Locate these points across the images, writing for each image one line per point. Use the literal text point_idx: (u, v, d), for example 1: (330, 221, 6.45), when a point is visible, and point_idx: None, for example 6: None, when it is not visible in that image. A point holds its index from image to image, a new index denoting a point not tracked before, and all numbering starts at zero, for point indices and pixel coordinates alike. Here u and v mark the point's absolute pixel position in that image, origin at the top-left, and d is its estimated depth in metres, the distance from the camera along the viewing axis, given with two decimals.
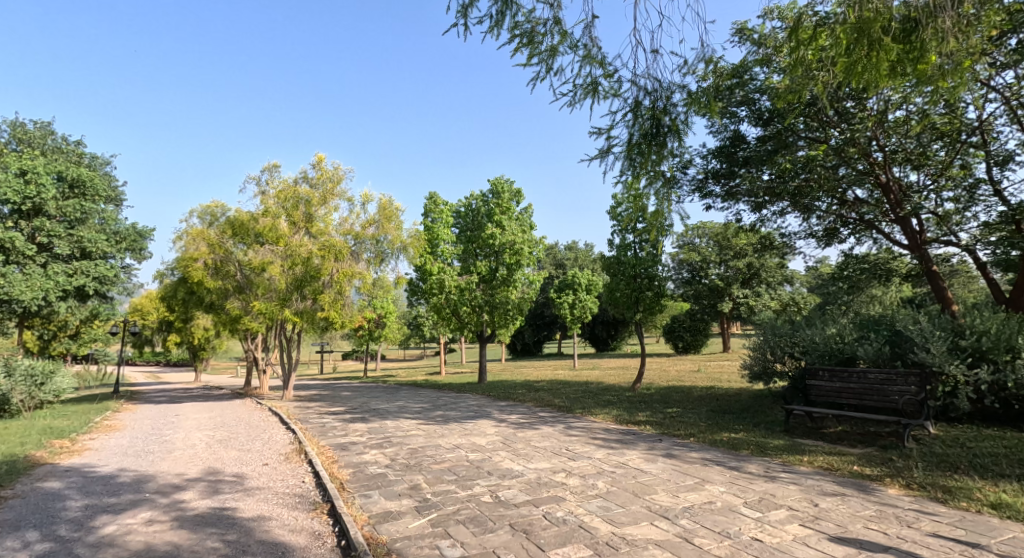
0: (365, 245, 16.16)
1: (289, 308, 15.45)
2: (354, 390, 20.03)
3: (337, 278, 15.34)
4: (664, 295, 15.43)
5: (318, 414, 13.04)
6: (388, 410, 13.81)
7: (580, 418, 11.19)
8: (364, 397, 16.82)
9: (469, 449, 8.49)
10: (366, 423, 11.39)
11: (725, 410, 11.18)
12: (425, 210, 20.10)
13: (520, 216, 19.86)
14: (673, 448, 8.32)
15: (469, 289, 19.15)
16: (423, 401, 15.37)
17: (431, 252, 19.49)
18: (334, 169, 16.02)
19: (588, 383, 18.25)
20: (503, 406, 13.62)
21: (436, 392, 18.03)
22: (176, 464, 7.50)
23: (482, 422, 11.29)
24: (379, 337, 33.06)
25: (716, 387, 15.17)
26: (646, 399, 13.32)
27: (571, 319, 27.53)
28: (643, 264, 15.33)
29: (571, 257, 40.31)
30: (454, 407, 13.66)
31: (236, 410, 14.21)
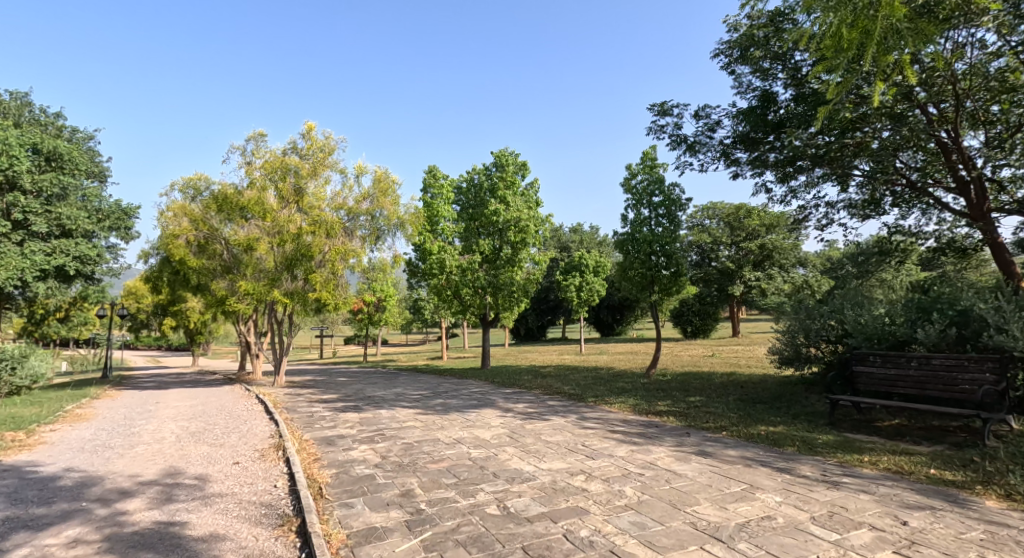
0: (360, 220, 15.04)
1: (278, 288, 14.41)
2: (351, 376, 19.02)
3: (330, 256, 14.27)
4: (682, 274, 14.36)
5: (308, 402, 12.04)
6: (384, 398, 12.81)
7: (593, 408, 10.15)
8: (361, 384, 15.82)
9: (472, 445, 7.45)
10: (358, 413, 10.39)
11: (754, 399, 10.11)
12: (425, 185, 18.90)
13: (525, 191, 18.72)
14: (705, 444, 7.27)
15: (472, 270, 18.05)
16: (422, 388, 14.38)
17: (430, 231, 18.42)
18: (325, 139, 14.86)
19: (598, 369, 17.23)
20: (508, 394, 12.60)
21: (437, 378, 17.04)
22: (133, 463, 6.47)
23: (486, 412, 10.26)
24: (379, 320, 32.09)
25: (738, 374, 14.11)
26: (665, 387, 12.27)
27: (577, 302, 26.44)
28: (661, 240, 14.22)
29: (576, 240, 39.13)
30: (456, 396, 12.63)
31: (222, 398, 13.22)
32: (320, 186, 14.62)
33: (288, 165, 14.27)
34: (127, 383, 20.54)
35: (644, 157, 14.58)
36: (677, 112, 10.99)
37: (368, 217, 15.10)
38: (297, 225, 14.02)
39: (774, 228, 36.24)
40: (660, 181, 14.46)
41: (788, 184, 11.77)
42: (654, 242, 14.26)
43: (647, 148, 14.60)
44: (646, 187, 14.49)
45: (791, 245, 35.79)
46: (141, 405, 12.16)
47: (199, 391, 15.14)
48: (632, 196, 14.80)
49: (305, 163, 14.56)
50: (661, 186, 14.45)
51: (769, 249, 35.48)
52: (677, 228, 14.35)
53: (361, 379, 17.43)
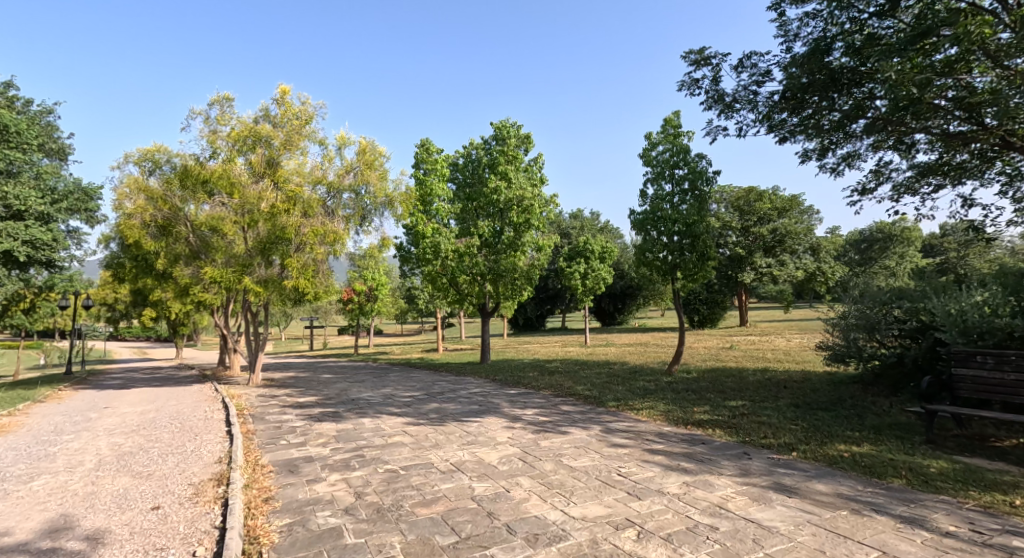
0: (342, 195, 13.21)
1: (249, 276, 12.61)
2: (338, 372, 17.33)
3: (306, 239, 12.42)
4: (708, 259, 12.64)
5: (280, 407, 10.31)
6: (371, 401, 11.12)
7: (619, 417, 8.48)
8: (347, 383, 14.12)
9: (475, 475, 5.75)
10: (336, 423, 8.68)
11: (812, 405, 8.48)
12: (416, 161, 16.96)
13: (529, 167, 16.91)
14: (779, 473, 5.58)
15: (469, 254, 16.17)
16: (414, 387, 12.70)
17: (423, 212, 16.64)
18: (303, 105, 12.97)
19: (609, 364, 15.58)
20: (514, 397, 10.91)
21: (432, 376, 15.32)
22: (13, 509, 4.72)
23: (491, 421, 8.58)
24: (371, 311, 30.24)
25: (773, 372, 12.49)
26: (697, 389, 10.59)
27: (582, 291, 24.75)
28: (687, 219, 12.36)
29: (578, 225, 37.31)
30: (453, 398, 10.96)
31: (185, 400, 11.51)
32: (298, 159, 12.73)
33: (260, 134, 12.38)
34: (91, 380, 18.71)
35: (666, 125, 13.05)
36: (714, 63, 9.28)
37: (352, 193, 13.30)
38: (269, 202, 12.23)
39: (785, 213, 34.74)
40: (684, 152, 12.80)
41: (835, 151, 10.49)
42: (677, 221, 12.47)
43: (669, 115, 13.03)
44: (668, 158, 12.84)
45: (803, 230, 34.27)
46: (86, 410, 10.42)
47: (163, 391, 13.40)
48: (654, 169, 13.13)
49: (278, 131, 12.67)
50: (685, 157, 12.80)
51: (780, 234, 34.05)
52: (704, 205, 12.61)
53: (348, 376, 15.74)
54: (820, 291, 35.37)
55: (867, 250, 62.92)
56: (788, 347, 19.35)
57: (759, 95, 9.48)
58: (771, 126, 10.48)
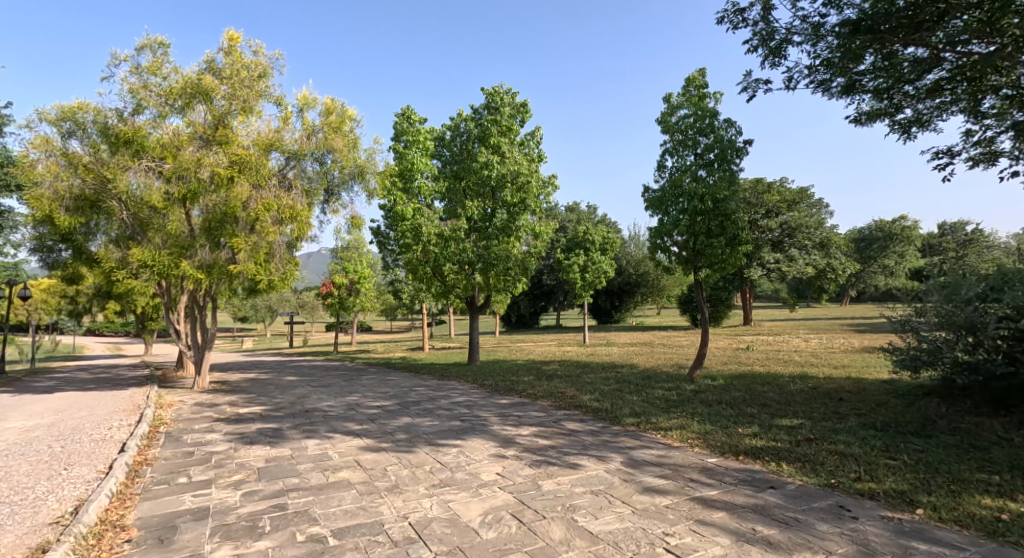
0: (302, 163, 11.03)
1: (188, 261, 10.37)
2: (306, 374, 15.20)
3: (253, 215, 10.18)
4: (739, 243, 10.58)
5: (211, 421, 8.15)
6: (329, 412, 9.00)
7: (643, 444, 6.47)
8: (309, 387, 12.00)
9: (446, 552, 3.69)
10: (271, 446, 6.58)
11: (899, 428, 6.44)
12: (396, 132, 14.83)
13: (525, 141, 14.83)
14: (921, 550, 3.58)
15: (456, 239, 14.09)
16: (386, 395, 10.61)
17: (402, 190, 14.50)
18: (255, 56, 10.76)
19: (616, 367, 13.55)
20: (507, 410, 8.85)
21: (411, 380, 13.22)
22: None
23: (476, 447, 6.51)
24: (352, 306, 28.06)
25: (815, 380, 10.47)
26: (733, 402, 8.58)
27: (582, 286, 22.67)
28: (717, 194, 10.25)
29: (574, 216, 35.27)
30: (431, 411, 8.89)
31: (101, 408, 9.33)
32: (250, 119, 10.52)
33: (199, 86, 10.07)
34: (23, 380, 16.35)
35: (688, 85, 11.13)
36: None
37: (314, 161, 11.17)
38: (207, 167, 9.90)
39: (793, 206, 33.00)
40: (711, 117, 10.85)
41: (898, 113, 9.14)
42: (705, 197, 10.33)
43: (693, 74, 11.11)
44: (692, 124, 10.89)
45: (813, 224, 32.50)
46: None
47: (87, 395, 11.17)
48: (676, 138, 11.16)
49: (223, 84, 10.40)
50: (712, 123, 10.84)
51: (788, 228, 32.33)
52: (735, 179, 10.59)
53: (314, 379, 13.61)
54: (829, 288, 33.73)
55: (867, 248, 61.43)
56: (810, 349, 17.46)
57: (824, 28, 7.55)
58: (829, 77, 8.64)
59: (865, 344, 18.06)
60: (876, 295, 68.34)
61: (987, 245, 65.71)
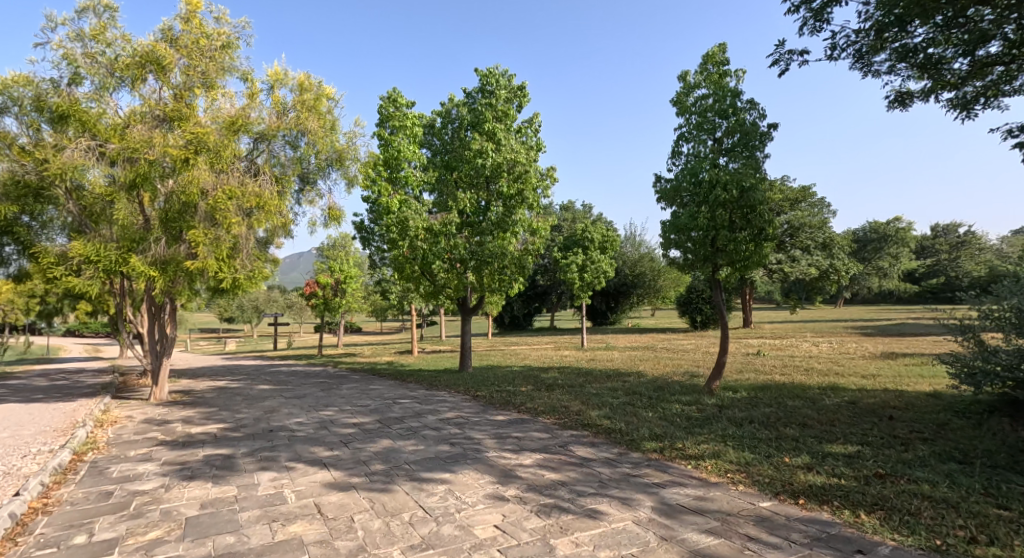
0: (271, 145, 9.75)
1: (139, 256, 9.00)
2: (281, 381, 13.87)
3: (212, 203, 8.81)
4: (765, 238, 9.40)
5: (153, 444, 6.83)
6: (297, 431, 7.71)
7: (674, 482, 5.26)
8: (281, 398, 10.70)
9: None
10: (214, 481, 5.30)
11: (987, 461, 5.27)
12: (381, 117, 13.55)
13: (522, 129, 13.62)
14: None
15: (447, 234, 12.83)
16: (366, 409, 9.32)
17: (388, 180, 13.23)
18: (219, 24, 9.40)
19: (622, 375, 12.34)
20: (505, 431, 7.60)
21: (396, 389, 11.93)
22: None
23: (469, 485, 5.25)
24: (338, 307, 26.69)
25: (850, 394, 9.31)
26: (768, 422, 7.40)
27: (581, 286, 21.48)
28: (743, 183, 9.05)
29: (570, 215, 34.11)
30: (417, 431, 7.62)
31: (31, 425, 7.99)
32: (211, 95, 9.16)
33: (150, 54, 8.63)
34: None
35: (705, 62, 10.01)
36: None
37: (286, 145, 9.90)
38: (157, 146, 8.47)
39: (795, 205, 32.06)
40: (732, 96, 9.69)
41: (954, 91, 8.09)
42: (729, 184, 9.13)
43: (714, 49, 9.96)
44: (712, 105, 9.74)
45: (815, 224, 31.56)
46: None
47: (25, 408, 9.80)
48: (693, 121, 10.00)
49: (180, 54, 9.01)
50: (734, 104, 9.68)
51: (790, 228, 31.34)
52: (761, 166, 9.42)
53: (289, 388, 12.29)
54: (830, 290, 32.85)
55: (863, 250, 60.74)
56: (825, 354, 16.39)
57: None
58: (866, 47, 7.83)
59: (881, 350, 17.02)
60: (871, 297, 67.89)
61: (981, 247, 65.33)
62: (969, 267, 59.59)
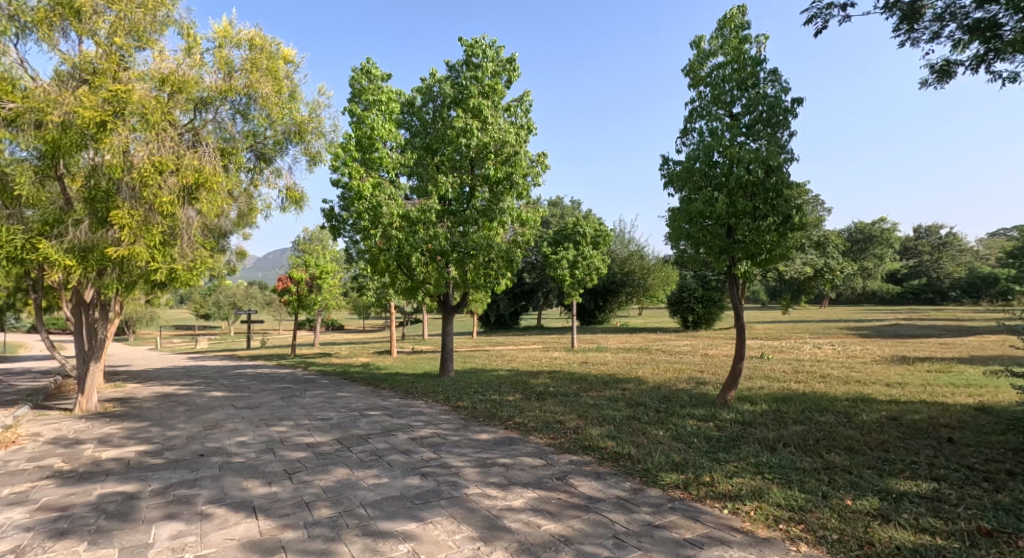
0: (216, 112, 8.26)
1: (53, 242, 7.47)
2: (239, 387, 12.35)
3: (137, 177, 7.15)
4: (791, 228, 8.18)
5: (40, 477, 5.34)
6: (234, 455, 6.27)
7: (714, 539, 3.98)
8: (231, 409, 9.23)
9: None
10: (91, 542, 3.86)
11: None
12: (353, 92, 12.10)
13: (511, 107, 12.27)
14: None
15: (426, 223, 11.42)
16: (326, 425, 7.90)
17: (361, 163, 11.79)
18: None
19: (620, 382, 11.06)
20: (490, 456, 6.25)
21: (366, 398, 10.51)
22: None
23: (442, 545, 3.90)
24: (312, 304, 25.07)
25: (887, 407, 8.13)
26: (808, 446, 6.13)
27: (571, 284, 20.21)
28: (771, 163, 7.79)
29: (559, 211, 32.85)
30: (382, 456, 6.24)
31: None
32: (143, 50, 7.66)
33: None
34: None
35: (723, 26, 8.76)
36: None
37: (234, 113, 8.44)
38: (69, 106, 6.95)
39: None
40: (753, 64, 8.44)
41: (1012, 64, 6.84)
42: (752, 164, 7.89)
43: (733, 11, 8.70)
44: (730, 75, 8.50)
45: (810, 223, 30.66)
46: None
47: None
48: (707, 95, 8.74)
49: None
50: (755, 74, 8.44)
51: None
52: (787, 144, 8.17)
53: (245, 395, 10.80)
54: None
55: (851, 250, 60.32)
56: (832, 358, 15.33)
57: None
58: (906, 14, 6.73)
59: (891, 354, 16.01)
60: (855, 298, 67.84)
61: (967, 249, 65.39)
62: (951, 269, 59.78)
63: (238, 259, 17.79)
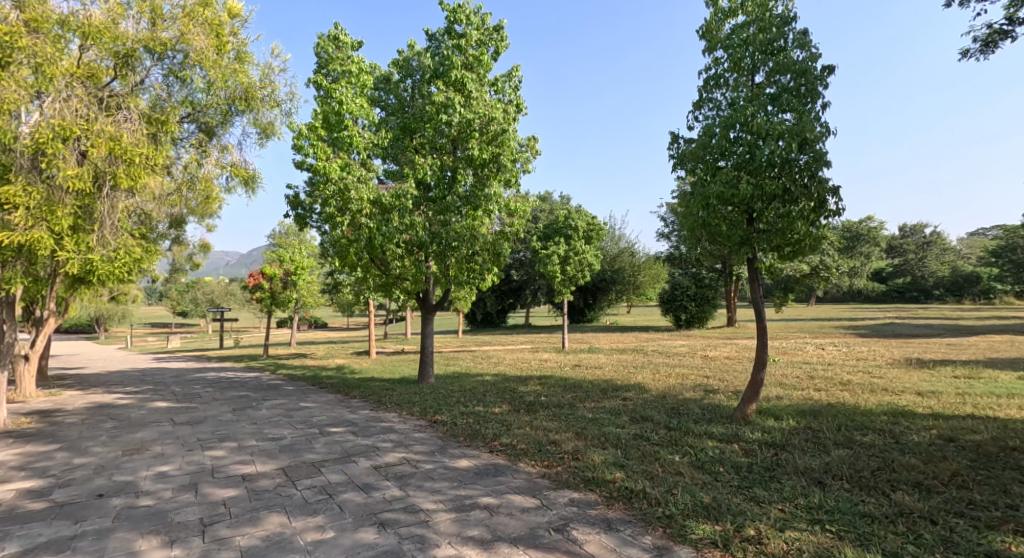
0: (145, 71, 6.93)
1: None
2: (191, 395, 10.90)
3: (32, 144, 5.79)
4: (824, 214, 7.01)
5: None
6: (145, 494, 4.94)
7: None
8: (168, 425, 7.84)
9: None
10: None
11: None
12: (320, 63, 10.71)
13: (498, 82, 10.98)
14: None
15: (401, 210, 10.09)
16: (274, 449, 6.57)
17: (328, 141, 10.43)
18: None
19: (620, 391, 9.84)
20: (470, 495, 4.96)
21: (330, 410, 9.18)
22: None
23: None
24: (287, 302, 23.57)
25: (936, 423, 6.95)
26: (863, 479, 4.94)
27: (562, 281, 19.00)
28: (807, 135, 6.60)
29: (548, 207, 31.61)
30: (333, 495, 4.93)
31: None
32: None
33: None
34: None
35: None
36: None
37: (168, 74, 7.11)
38: None
39: None
40: (780, 24, 7.24)
41: None
42: (782, 137, 6.69)
43: None
44: (753, 35, 7.30)
45: None
46: None
47: None
48: (725, 60, 7.54)
49: None
50: (782, 34, 7.24)
51: None
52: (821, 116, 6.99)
53: (191, 407, 9.36)
54: None
55: None
56: (843, 361, 14.25)
57: None
58: None
59: (903, 357, 15.01)
60: (843, 297, 67.49)
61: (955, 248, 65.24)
62: (936, 266, 59.69)
63: (202, 253, 16.32)
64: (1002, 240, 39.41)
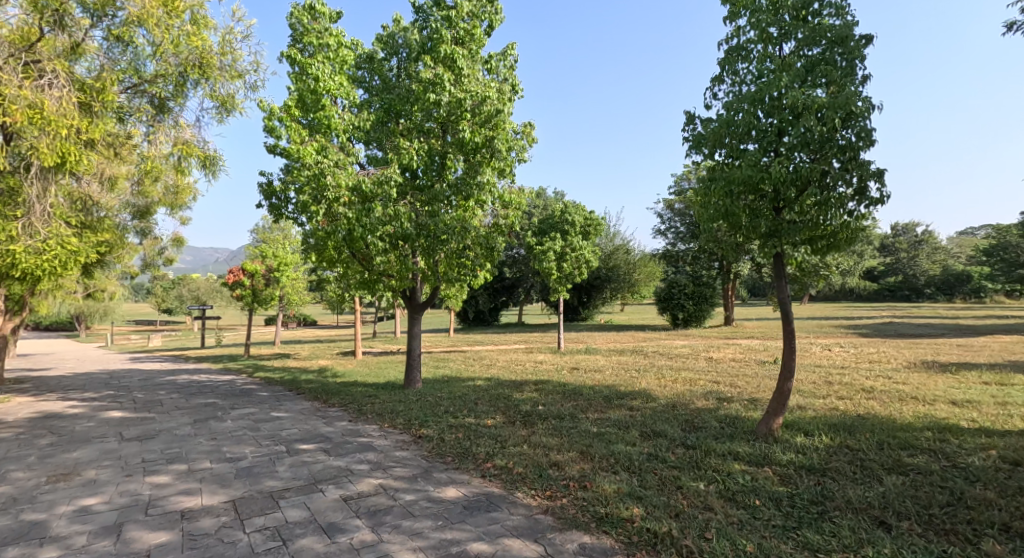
0: (81, 32, 5.96)
1: None
2: (152, 403, 9.90)
3: None
4: (867, 202, 6.10)
5: None
6: (51, 542, 3.97)
7: None
8: (113, 442, 6.85)
9: None
10: None
11: None
12: (296, 37, 9.71)
13: (492, 61, 10.02)
14: None
15: (385, 198, 9.12)
16: (229, 473, 5.61)
17: (304, 124, 9.44)
18: None
19: (625, 399, 8.95)
20: (457, 540, 4.03)
21: (303, 422, 8.21)
22: None
23: None
24: (270, 299, 22.55)
25: (990, 441, 6.11)
26: (934, 521, 4.07)
27: (557, 278, 18.10)
28: (850, 110, 5.71)
29: (542, 203, 30.70)
30: (287, 541, 3.99)
31: None
32: None
33: None
34: None
35: None
36: None
37: (107, 36, 6.12)
38: None
39: None
40: None
41: None
42: (819, 113, 5.79)
43: None
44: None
45: None
46: None
47: None
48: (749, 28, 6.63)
49: None
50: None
51: None
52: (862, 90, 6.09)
53: (147, 418, 8.36)
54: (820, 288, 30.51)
55: None
56: (856, 364, 13.45)
57: None
58: None
59: (917, 358, 14.25)
60: (837, 295, 67.14)
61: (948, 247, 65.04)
62: (929, 265, 59.42)
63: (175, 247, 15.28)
64: (995, 238, 39.03)
